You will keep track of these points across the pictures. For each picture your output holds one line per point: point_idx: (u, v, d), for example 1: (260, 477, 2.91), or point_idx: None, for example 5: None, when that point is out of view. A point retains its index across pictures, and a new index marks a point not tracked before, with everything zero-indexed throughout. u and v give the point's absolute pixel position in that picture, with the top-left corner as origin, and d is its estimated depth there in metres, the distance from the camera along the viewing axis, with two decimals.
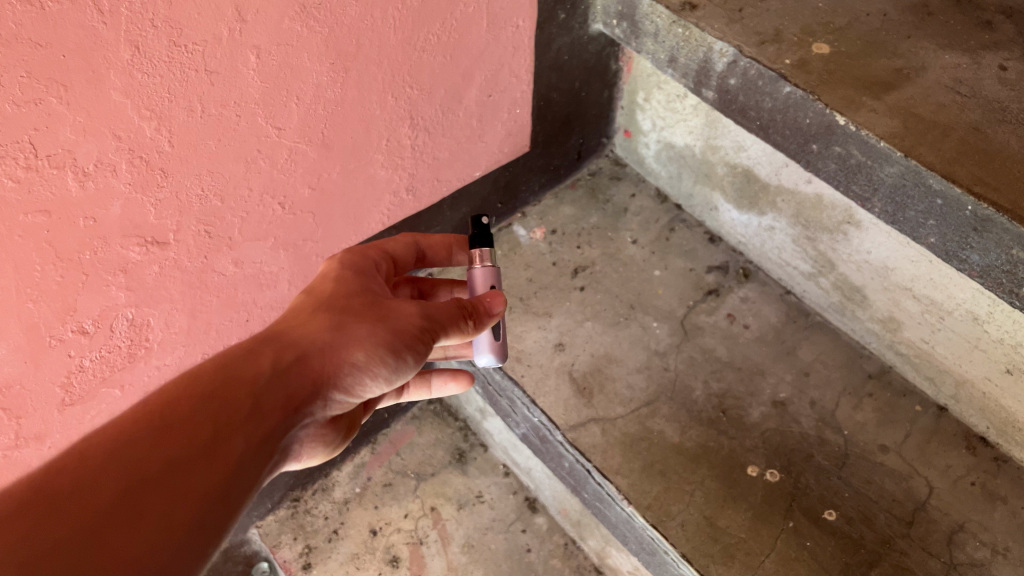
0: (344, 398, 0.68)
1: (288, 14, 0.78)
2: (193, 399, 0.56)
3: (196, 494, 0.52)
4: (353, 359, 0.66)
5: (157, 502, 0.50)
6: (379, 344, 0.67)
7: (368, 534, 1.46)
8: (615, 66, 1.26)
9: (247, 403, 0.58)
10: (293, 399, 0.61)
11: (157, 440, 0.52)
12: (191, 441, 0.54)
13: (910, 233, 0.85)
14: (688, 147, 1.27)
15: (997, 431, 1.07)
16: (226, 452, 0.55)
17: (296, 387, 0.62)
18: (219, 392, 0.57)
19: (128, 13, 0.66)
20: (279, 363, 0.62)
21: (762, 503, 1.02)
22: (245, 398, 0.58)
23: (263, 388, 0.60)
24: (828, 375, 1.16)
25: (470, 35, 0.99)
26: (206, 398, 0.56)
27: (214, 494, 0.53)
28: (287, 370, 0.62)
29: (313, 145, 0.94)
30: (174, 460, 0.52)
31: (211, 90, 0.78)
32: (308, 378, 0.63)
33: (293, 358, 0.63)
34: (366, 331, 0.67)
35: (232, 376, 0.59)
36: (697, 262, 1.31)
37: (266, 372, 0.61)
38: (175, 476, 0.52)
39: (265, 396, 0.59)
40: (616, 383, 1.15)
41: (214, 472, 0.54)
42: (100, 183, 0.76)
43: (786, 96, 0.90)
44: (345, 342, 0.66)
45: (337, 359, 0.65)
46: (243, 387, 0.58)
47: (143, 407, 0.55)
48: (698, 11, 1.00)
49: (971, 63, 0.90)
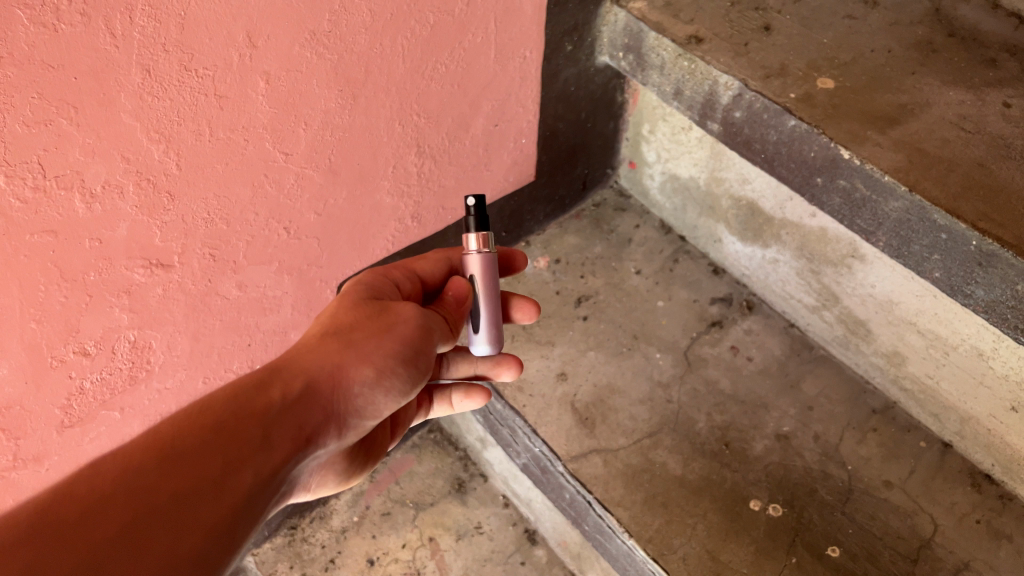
0: (356, 422, 0.70)
1: (299, 41, 0.79)
2: (201, 427, 0.58)
3: (202, 527, 0.53)
4: (362, 378, 0.68)
5: (161, 537, 0.51)
6: (386, 365, 0.69)
7: (365, 564, 1.44)
8: (620, 97, 1.27)
9: (258, 432, 0.60)
10: (305, 428, 0.63)
11: (164, 473, 0.54)
12: (200, 474, 0.55)
13: (914, 267, 0.85)
14: (692, 179, 1.28)
15: (1002, 468, 1.06)
16: (232, 485, 0.56)
17: (306, 410, 0.64)
18: (230, 422, 0.59)
19: (141, 37, 0.67)
20: (290, 393, 0.64)
21: (765, 537, 1.01)
22: (255, 427, 0.60)
23: (272, 413, 0.61)
24: (832, 410, 1.15)
25: (478, 65, 1.00)
26: (217, 428, 0.58)
27: (218, 528, 0.54)
28: (297, 392, 0.64)
29: (320, 170, 0.94)
30: (182, 492, 0.54)
31: (220, 115, 0.79)
32: (318, 405, 0.65)
33: (304, 386, 0.65)
34: (372, 349, 0.69)
35: (240, 402, 0.61)
36: (701, 293, 1.30)
37: (278, 402, 0.62)
38: (182, 509, 0.53)
39: (276, 425, 0.61)
40: (618, 414, 1.15)
41: (222, 504, 0.55)
42: (107, 205, 0.76)
43: (791, 129, 0.91)
44: (353, 366, 0.68)
45: (346, 384, 0.67)
46: (253, 418, 0.60)
47: (151, 435, 0.56)
48: (704, 44, 1.01)
49: (975, 100, 0.91)
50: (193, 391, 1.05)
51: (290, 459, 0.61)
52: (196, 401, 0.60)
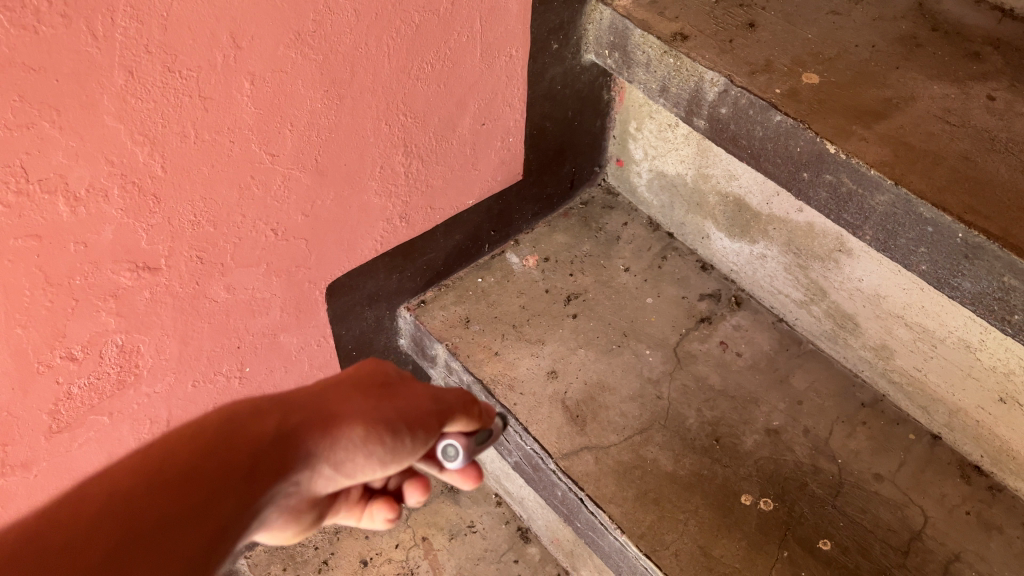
0: (346, 480, 0.66)
1: (284, 41, 0.79)
2: (188, 459, 0.57)
3: (176, 560, 0.53)
4: (357, 433, 0.63)
5: (134, 573, 0.51)
6: (382, 422, 0.64)
7: (358, 565, 1.43)
8: (607, 95, 1.28)
9: (245, 465, 0.58)
10: (292, 467, 0.61)
11: (145, 502, 0.54)
12: (179, 505, 0.54)
13: (901, 260, 0.85)
14: (680, 176, 1.28)
15: (991, 459, 1.07)
16: (211, 521, 0.55)
17: (294, 455, 0.61)
18: (217, 457, 0.58)
19: (123, 39, 0.67)
20: (282, 429, 0.61)
21: (757, 531, 1.01)
22: (241, 461, 0.58)
23: (260, 450, 0.59)
24: (822, 404, 1.16)
25: (464, 64, 1.00)
26: (204, 462, 0.57)
27: (191, 561, 0.53)
28: (285, 438, 0.61)
29: (307, 171, 0.93)
30: (162, 522, 0.53)
31: (205, 116, 0.78)
32: (310, 447, 0.62)
33: (296, 424, 0.62)
34: (366, 409, 0.65)
35: (233, 437, 0.59)
36: (689, 290, 1.30)
37: (268, 437, 0.60)
38: (157, 540, 0.52)
39: (264, 461, 0.59)
40: (609, 411, 1.14)
41: (200, 537, 0.54)
42: (92, 208, 0.76)
43: (777, 124, 0.91)
44: (348, 416, 0.64)
45: (337, 434, 0.63)
46: (240, 454, 0.58)
47: (141, 460, 0.56)
48: (689, 41, 1.01)
49: (960, 94, 0.91)
50: (182, 396, 1.02)
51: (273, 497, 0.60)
52: (190, 430, 0.60)
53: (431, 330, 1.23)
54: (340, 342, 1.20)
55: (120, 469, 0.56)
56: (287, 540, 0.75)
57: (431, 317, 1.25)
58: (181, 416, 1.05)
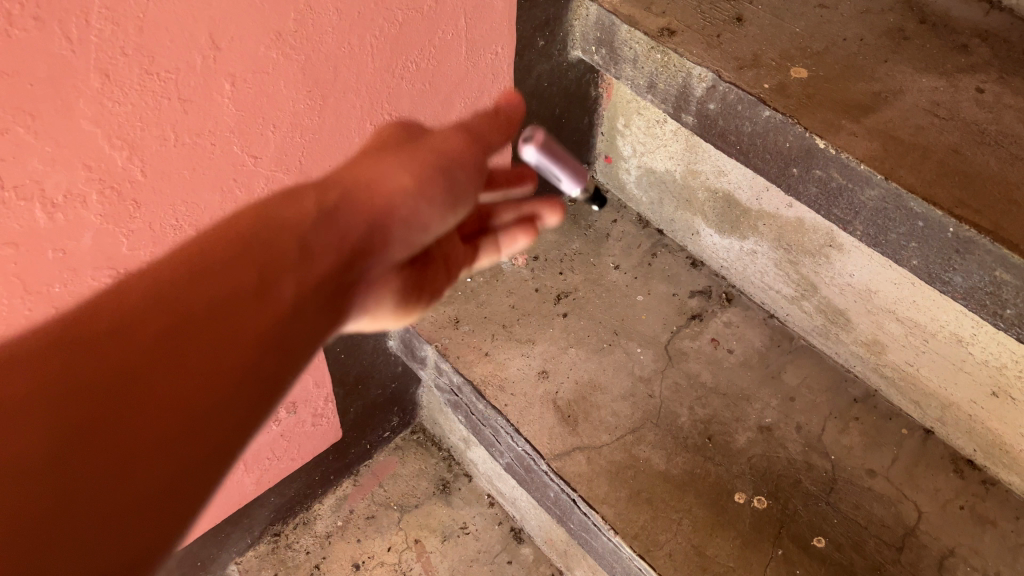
0: (425, 237, 0.65)
1: (264, 42, 0.78)
2: (229, 243, 0.56)
3: (245, 338, 0.54)
4: (401, 185, 0.62)
5: (200, 353, 0.52)
6: (425, 168, 0.63)
7: (351, 569, 1.42)
8: (594, 92, 1.27)
9: (293, 242, 0.57)
10: (345, 238, 0.60)
11: (190, 289, 0.53)
12: (231, 291, 0.54)
13: (892, 256, 0.84)
14: (668, 172, 1.27)
15: (984, 454, 1.07)
16: (272, 300, 0.55)
17: (341, 223, 0.60)
18: (261, 237, 0.57)
19: (98, 41, 0.66)
20: (323, 202, 0.60)
21: (750, 530, 1.01)
22: (288, 242, 0.57)
23: (308, 232, 0.58)
24: (814, 400, 1.15)
25: (448, 62, 0.99)
26: (245, 245, 0.56)
27: (258, 345, 0.54)
28: (331, 235, 0.59)
29: (291, 173, 0.92)
30: (215, 306, 0.53)
31: (185, 119, 0.77)
32: (359, 210, 0.61)
33: (338, 197, 0.61)
34: (406, 160, 0.63)
35: (271, 221, 0.58)
36: (680, 287, 1.30)
37: (310, 211, 0.59)
38: (219, 323, 0.53)
39: (311, 232, 0.58)
40: (600, 410, 1.13)
41: (260, 310, 0.55)
42: (69, 214, 0.74)
43: (766, 120, 0.90)
44: (392, 171, 0.62)
45: (385, 190, 0.62)
46: (284, 232, 0.57)
47: (186, 250, 0.56)
48: (676, 36, 1.00)
49: (948, 87, 0.90)
50: None
51: (333, 262, 0.59)
52: (228, 220, 0.58)
53: (420, 331, 1.22)
54: (328, 345, 1.18)
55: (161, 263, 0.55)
56: (389, 327, 0.78)
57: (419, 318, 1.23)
58: None
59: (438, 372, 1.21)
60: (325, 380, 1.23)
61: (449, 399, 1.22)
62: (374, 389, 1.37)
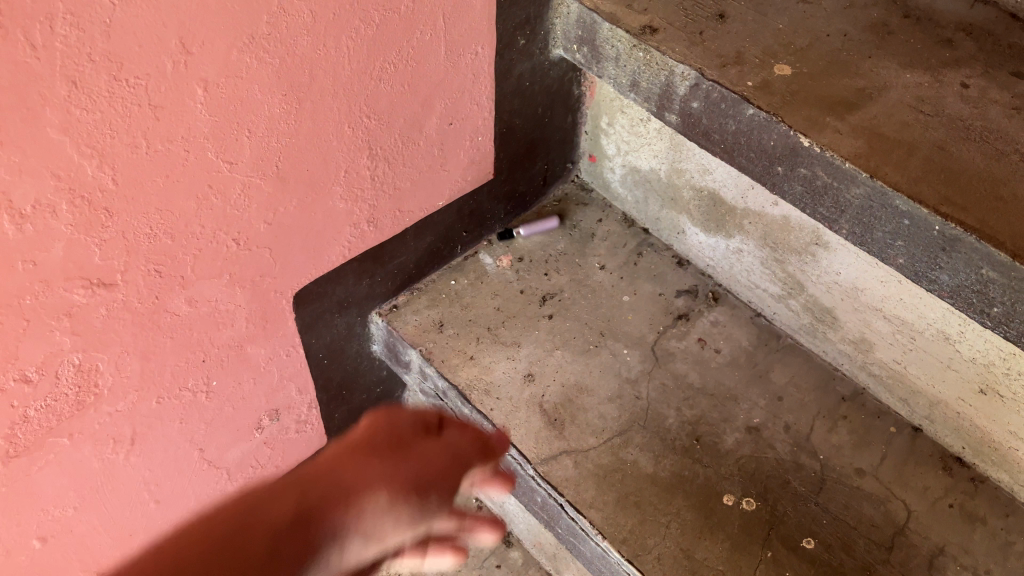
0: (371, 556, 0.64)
1: (237, 45, 0.76)
2: (208, 543, 0.59)
3: None
4: (375, 502, 0.64)
5: None
6: (398, 487, 0.66)
7: None
8: (577, 91, 1.25)
9: (264, 552, 0.59)
10: (310, 547, 0.61)
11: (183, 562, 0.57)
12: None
13: (878, 254, 0.83)
14: (653, 171, 1.26)
15: (973, 451, 1.07)
16: None
17: (317, 533, 0.62)
18: (239, 543, 0.59)
19: (63, 48, 0.64)
20: (301, 511, 0.63)
21: (739, 532, 1.00)
22: (263, 552, 0.59)
23: (277, 537, 0.60)
24: (802, 399, 1.15)
25: (427, 63, 0.97)
26: (227, 553, 0.58)
27: None
28: (309, 545, 0.60)
29: (267, 178, 0.90)
30: None
31: (156, 126, 0.75)
32: (327, 529, 0.62)
33: (316, 498, 0.64)
34: (385, 476, 0.66)
35: (249, 527, 0.61)
36: (666, 286, 1.28)
37: (286, 520, 0.62)
38: None
39: (285, 541, 0.60)
40: (587, 413, 1.11)
41: None
42: (39, 225, 0.72)
43: (750, 118, 0.89)
44: (364, 488, 0.65)
45: (358, 505, 0.64)
46: (261, 528, 0.61)
47: (181, 535, 0.59)
48: (659, 34, 0.99)
49: (933, 82, 0.90)
50: (146, 413, 0.99)
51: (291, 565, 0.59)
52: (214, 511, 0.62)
53: (404, 335, 1.20)
54: (311, 351, 1.17)
55: (156, 546, 0.58)
56: None
57: (403, 322, 1.22)
58: (146, 434, 1.01)
59: (423, 376, 1.20)
60: (308, 386, 1.22)
61: (435, 404, 1.21)
62: (358, 393, 1.35)
